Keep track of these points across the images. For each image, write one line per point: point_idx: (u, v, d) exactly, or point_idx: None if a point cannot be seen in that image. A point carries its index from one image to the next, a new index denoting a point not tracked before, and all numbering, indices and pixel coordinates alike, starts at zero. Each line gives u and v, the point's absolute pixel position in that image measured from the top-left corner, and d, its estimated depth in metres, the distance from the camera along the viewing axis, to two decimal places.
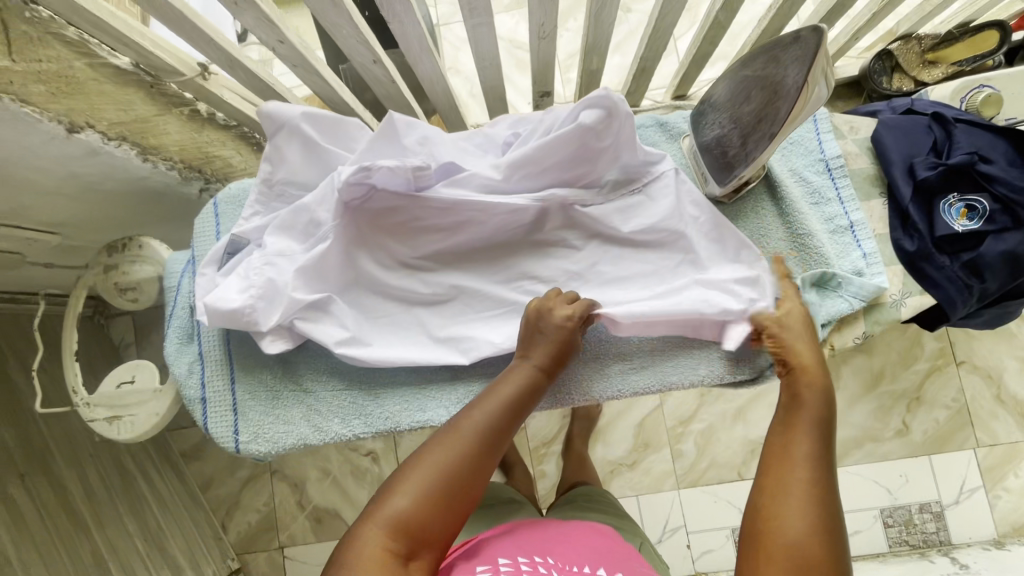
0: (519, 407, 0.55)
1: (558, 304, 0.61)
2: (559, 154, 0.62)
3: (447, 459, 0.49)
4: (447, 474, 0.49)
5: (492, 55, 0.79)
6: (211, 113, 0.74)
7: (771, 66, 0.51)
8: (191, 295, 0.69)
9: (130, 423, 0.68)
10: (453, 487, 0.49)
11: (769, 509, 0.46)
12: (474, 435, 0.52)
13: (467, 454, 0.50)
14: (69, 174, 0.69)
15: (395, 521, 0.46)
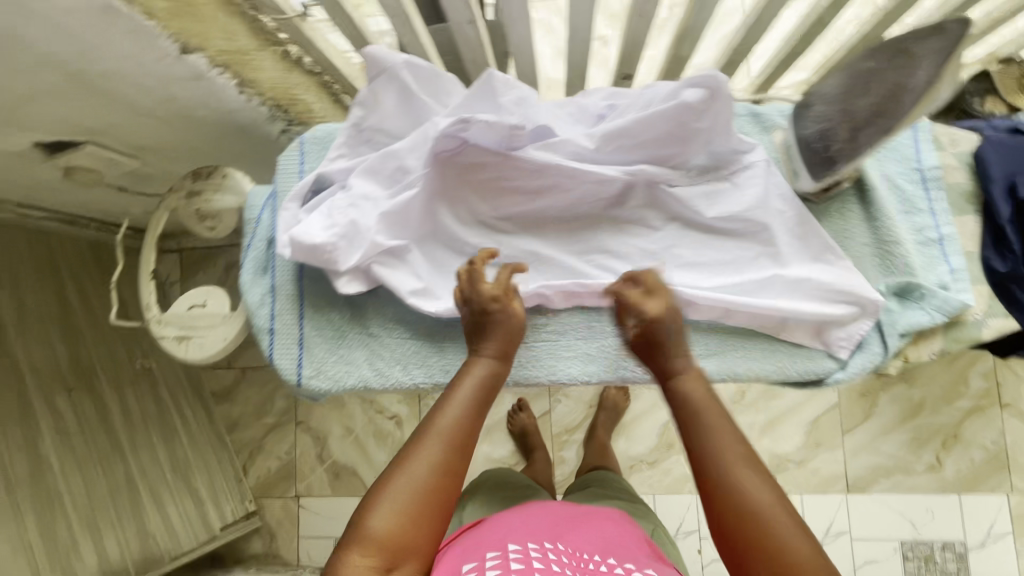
0: (480, 397, 0.57)
1: (471, 279, 0.62)
2: (656, 130, 0.62)
3: (418, 468, 0.52)
4: (423, 482, 0.52)
5: (586, 30, 0.79)
6: (299, 57, 0.76)
7: (899, 60, 0.52)
8: (271, 229, 0.71)
9: (200, 344, 0.71)
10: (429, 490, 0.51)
11: (746, 517, 0.49)
12: (444, 434, 0.54)
13: (439, 455, 0.53)
14: (168, 97, 0.71)
15: (374, 539, 0.49)
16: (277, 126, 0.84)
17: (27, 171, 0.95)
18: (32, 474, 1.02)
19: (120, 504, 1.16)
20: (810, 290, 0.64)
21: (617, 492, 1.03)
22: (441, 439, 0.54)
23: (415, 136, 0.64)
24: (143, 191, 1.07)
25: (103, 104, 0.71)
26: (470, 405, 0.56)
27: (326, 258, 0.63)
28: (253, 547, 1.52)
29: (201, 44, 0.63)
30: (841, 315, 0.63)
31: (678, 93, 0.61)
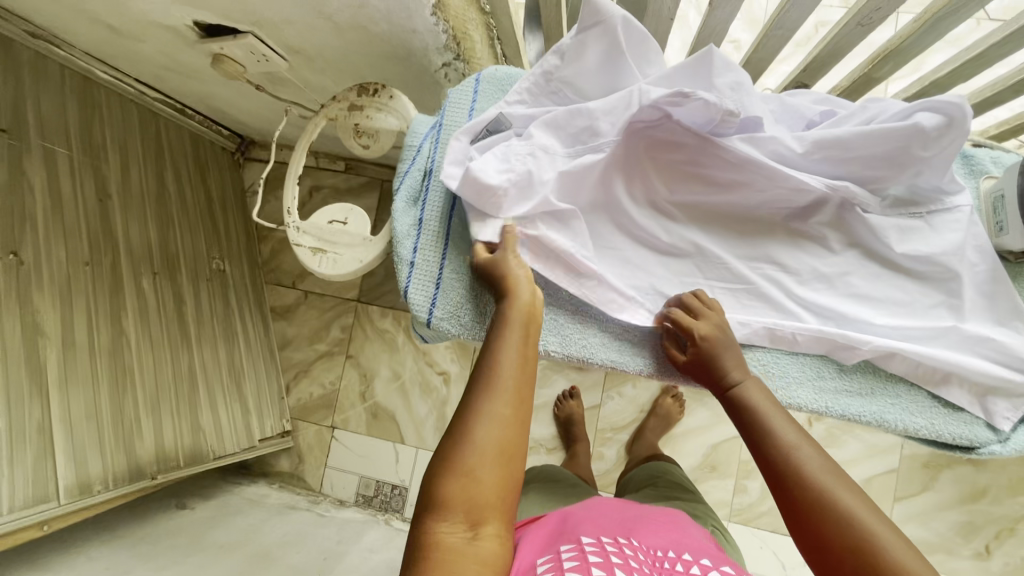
0: (525, 343, 0.55)
1: (699, 312, 0.61)
2: (873, 148, 0.58)
3: (480, 420, 0.50)
4: (485, 436, 0.50)
5: (792, 28, 0.74)
6: None
7: None
8: (429, 160, 0.69)
9: (335, 260, 0.69)
10: (497, 442, 0.50)
11: (820, 497, 0.48)
12: (504, 380, 0.52)
13: (500, 404, 0.51)
14: (359, 4, 0.68)
15: (443, 502, 0.47)
16: (442, 60, 0.81)
17: (176, 48, 0.94)
18: (112, 345, 1.03)
19: (180, 393, 1.17)
20: (989, 353, 0.60)
21: (675, 492, 0.97)
22: (501, 390, 0.52)
23: (613, 100, 0.61)
24: (273, 96, 1.06)
25: None
26: (521, 352, 0.54)
27: (493, 204, 0.60)
28: (280, 465, 1.54)
29: None
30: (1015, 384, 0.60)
31: (910, 114, 0.56)
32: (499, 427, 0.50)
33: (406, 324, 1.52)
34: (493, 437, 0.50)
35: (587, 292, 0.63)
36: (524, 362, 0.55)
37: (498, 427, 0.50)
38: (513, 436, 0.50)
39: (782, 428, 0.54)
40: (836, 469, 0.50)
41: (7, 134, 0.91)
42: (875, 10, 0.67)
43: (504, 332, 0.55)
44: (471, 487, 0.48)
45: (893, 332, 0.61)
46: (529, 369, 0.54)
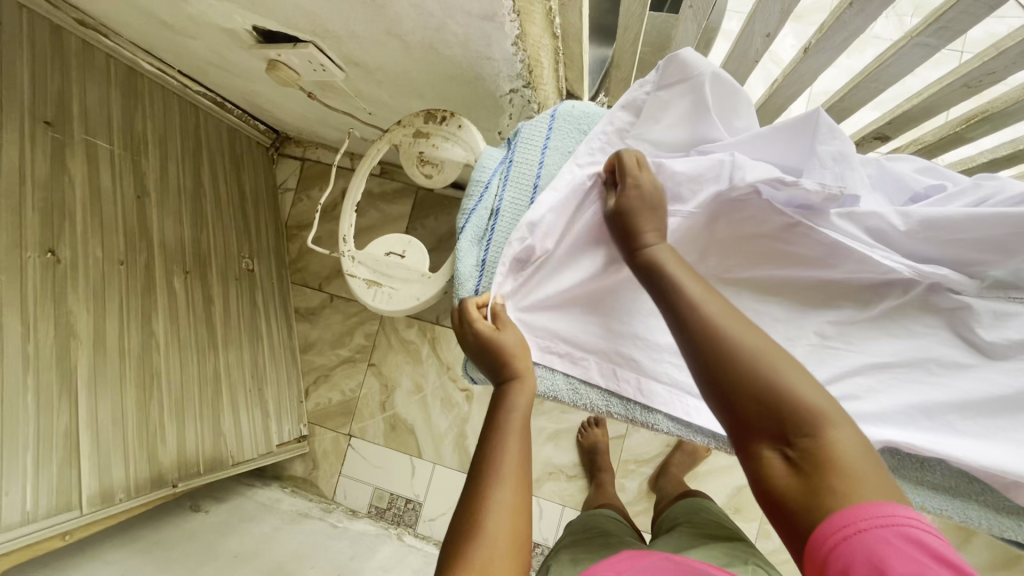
0: (528, 417, 0.54)
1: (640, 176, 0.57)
2: (982, 231, 0.53)
3: (488, 510, 0.47)
4: (495, 527, 0.46)
5: (888, 82, 0.70)
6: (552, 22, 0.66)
7: None
8: (497, 199, 0.65)
9: (390, 295, 0.66)
10: (509, 534, 0.46)
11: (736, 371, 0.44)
12: (507, 462, 0.50)
13: (507, 491, 0.48)
14: (437, 28, 0.65)
15: None
16: (509, 87, 0.78)
17: (230, 49, 0.92)
18: (140, 349, 1.00)
19: (204, 397, 1.14)
20: None
21: (714, 529, 0.92)
22: (503, 476, 0.49)
23: (703, 165, 0.58)
24: (322, 103, 1.03)
25: (369, 15, 0.66)
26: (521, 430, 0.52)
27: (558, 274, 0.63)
28: (294, 469, 1.52)
29: None
30: None
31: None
32: (509, 520, 0.47)
33: (432, 336, 1.49)
34: (503, 530, 0.46)
35: (652, 357, 0.62)
36: (524, 441, 0.53)
37: (507, 518, 0.47)
38: (524, 524, 0.47)
39: (689, 283, 0.50)
40: (740, 322, 0.46)
41: (52, 127, 0.88)
42: (989, 72, 0.62)
43: (506, 416, 0.54)
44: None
45: (982, 425, 0.57)
46: (529, 451, 0.52)
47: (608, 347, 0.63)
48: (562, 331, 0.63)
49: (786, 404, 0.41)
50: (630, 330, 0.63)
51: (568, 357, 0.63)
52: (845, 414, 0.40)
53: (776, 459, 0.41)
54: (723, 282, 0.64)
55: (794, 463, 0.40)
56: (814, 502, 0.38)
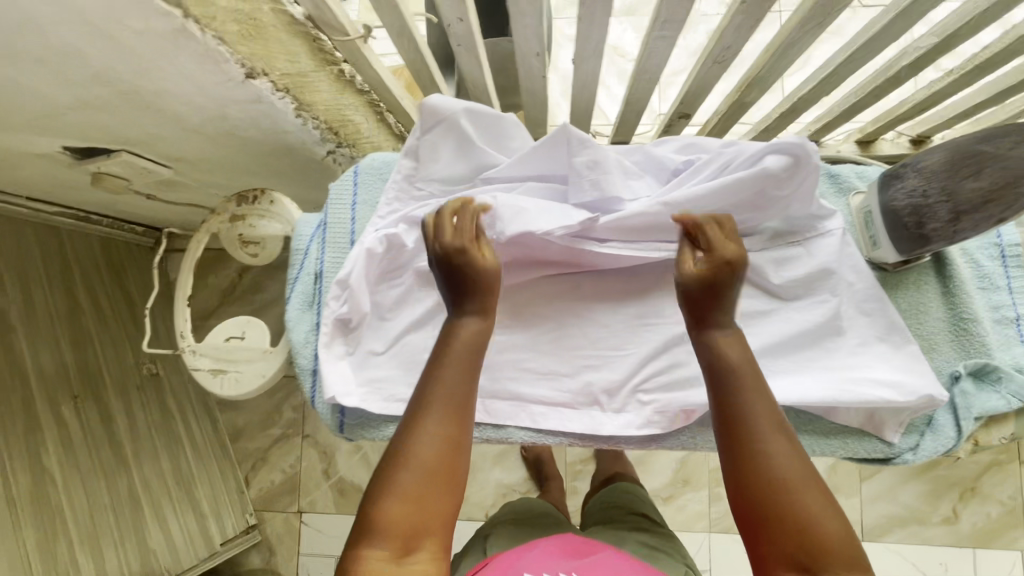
0: (477, 362, 0.54)
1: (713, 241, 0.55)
2: (730, 196, 0.59)
3: (419, 444, 0.49)
4: (426, 464, 0.49)
5: (656, 72, 0.76)
6: (352, 76, 0.74)
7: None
8: (318, 263, 0.67)
9: (236, 380, 0.67)
10: (435, 473, 0.49)
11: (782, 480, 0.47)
12: (445, 402, 0.51)
13: (440, 430, 0.50)
14: (220, 117, 0.66)
15: (377, 524, 0.47)
16: (324, 149, 0.81)
17: (53, 171, 0.91)
18: (33, 492, 0.97)
19: (122, 518, 1.13)
20: (880, 371, 0.60)
21: (647, 524, 0.95)
22: (441, 410, 0.50)
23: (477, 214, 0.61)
24: (167, 199, 1.03)
25: (152, 118, 0.67)
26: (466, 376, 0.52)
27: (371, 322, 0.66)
28: (251, 563, 1.47)
29: (264, 67, 0.59)
30: (915, 404, 0.59)
31: (761, 157, 0.58)
32: (436, 465, 0.49)
33: None
34: (432, 463, 0.49)
35: (491, 376, 0.65)
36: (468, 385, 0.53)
37: (435, 456, 0.49)
38: (454, 470, 0.49)
39: (754, 387, 0.51)
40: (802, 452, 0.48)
41: None
42: (726, 49, 0.69)
43: (452, 356, 0.53)
44: (409, 511, 0.47)
45: (793, 360, 0.62)
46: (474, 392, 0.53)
47: None
48: (401, 374, 0.65)
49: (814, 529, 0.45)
50: (511, 388, 0.64)
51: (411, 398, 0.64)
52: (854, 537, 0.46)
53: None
54: (542, 291, 0.67)
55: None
56: (807, 558, 0.45)
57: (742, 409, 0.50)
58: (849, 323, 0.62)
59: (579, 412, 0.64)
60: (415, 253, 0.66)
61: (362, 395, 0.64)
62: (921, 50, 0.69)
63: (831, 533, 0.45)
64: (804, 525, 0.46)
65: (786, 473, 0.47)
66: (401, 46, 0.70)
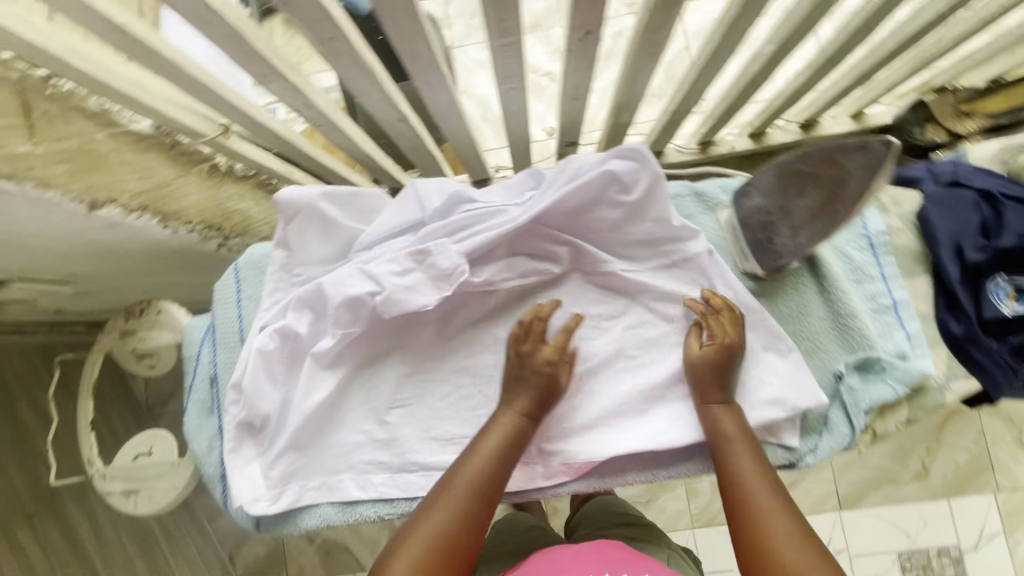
0: (502, 462, 0.57)
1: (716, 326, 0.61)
2: (584, 199, 0.62)
3: (432, 525, 0.52)
4: (434, 541, 0.51)
5: (521, 114, 0.77)
6: (228, 166, 0.75)
7: (828, 167, 0.50)
8: (211, 367, 0.67)
9: (150, 497, 0.67)
10: (445, 556, 0.51)
11: (764, 524, 0.51)
12: (466, 493, 0.54)
13: (454, 513, 0.53)
14: (87, 242, 0.66)
15: None
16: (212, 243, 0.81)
17: None
18: None
19: None
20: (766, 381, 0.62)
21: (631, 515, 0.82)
22: (457, 496, 0.54)
23: (355, 292, 0.60)
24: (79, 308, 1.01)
25: (18, 255, 0.66)
26: (494, 474, 0.56)
27: (271, 423, 0.64)
28: None
29: (113, 196, 0.61)
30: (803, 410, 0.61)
31: (604, 162, 0.61)
32: (446, 547, 0.51)
33: None
34: (438, 542, 0.51)
35: (399, 450, 0.65)
36: (492, 482, 0.56)
37: (447, 533, 0.52)
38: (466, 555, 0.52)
39: (741, 443, 0.57)
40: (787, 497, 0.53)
41: None
42: (577, 86, 0.70)
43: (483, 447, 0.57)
44: None
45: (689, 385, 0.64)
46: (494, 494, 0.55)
47: (353, 459, 0.65)
48: (306, 461, 0.65)
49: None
50: (418, 458, 0.65)
51: (323, 486, 0.64)
52: None
53: None
54: (434, 357, 0.67)
55: None
56: None
57: (732, 461, 0.56)
58: (734, 339, 0.64)
59: None
60: (311, 337, 0.65)
61: (272, 497, 0.63)
62: (767, 55, 0.70)
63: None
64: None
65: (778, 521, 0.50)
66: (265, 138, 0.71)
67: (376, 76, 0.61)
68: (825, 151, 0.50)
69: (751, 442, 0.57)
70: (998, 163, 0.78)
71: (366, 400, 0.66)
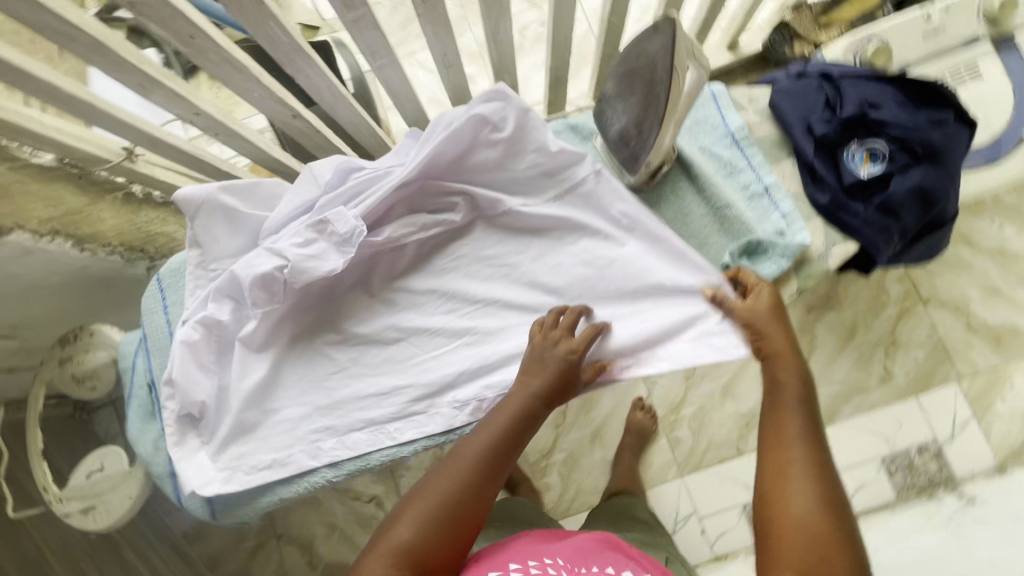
0: (520, 433, 0.54)
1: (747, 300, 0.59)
2: (461, 146, 0.67)
3: (456, 489, 0.48)
4: (455, 501, 0.48)
5: (407, 93, 0.82)
6: (145, 194, 0.78)
7: (643, 57, 0.56)
8: (148, 373, 0.70)
9: (107, 510, 0.69)
10: (462, 521, 0.47)
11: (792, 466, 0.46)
12: (488, 462, 0.51)
13: (480, 485, 0.49)
14: (9, 278, 0.69)
15: (400, 549, 0.45)
16: (142, 267, 0.87)
17: None
18: None
19: None
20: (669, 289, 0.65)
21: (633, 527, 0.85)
22: (481, 461, 0.50)
23: (262, 270, 0.63)
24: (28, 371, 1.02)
25: None
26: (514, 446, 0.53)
27: (210, 412, 0.67)
28: None
29: (21, 221, 0.65)
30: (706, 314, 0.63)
31: (472, 107, 0.65)
32: (467, 512, 0.48)
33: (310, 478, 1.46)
34: (456, 504, 0.48)
35: (342, 413, 0.67)
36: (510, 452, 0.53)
37: (470, 502, 0.48)
38: (481, 523, 0.48)
39: (789, 387, 0.51)
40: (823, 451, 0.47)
41: None
42: (446, 54, 0.75)
43: (506, 420, 0.54)
44: (429, 543, 0.46)
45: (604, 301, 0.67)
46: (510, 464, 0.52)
47: (297, 431, 0.67)
48: (250, 444, 0.67)
49: (808, 534, 0.42)
50: (357, 418, 0.67)
51: (274, 463, 0.66)
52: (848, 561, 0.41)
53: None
54: (357, 323, 0.69)
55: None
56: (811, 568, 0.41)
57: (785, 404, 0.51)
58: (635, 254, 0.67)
59: (430, 415, 0.66)
60: (236, 324, 0.68)
61: (222, 478, 0.65)
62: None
63: (820, 537, 0.42)
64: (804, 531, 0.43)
65: (804, 470, 0.46)
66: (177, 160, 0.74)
67: (252, 71, 0.66)
68: (640, 55, 0.56)
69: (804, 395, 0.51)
70: (850, 56, 0.86)
71: (302, 374, 0.69)
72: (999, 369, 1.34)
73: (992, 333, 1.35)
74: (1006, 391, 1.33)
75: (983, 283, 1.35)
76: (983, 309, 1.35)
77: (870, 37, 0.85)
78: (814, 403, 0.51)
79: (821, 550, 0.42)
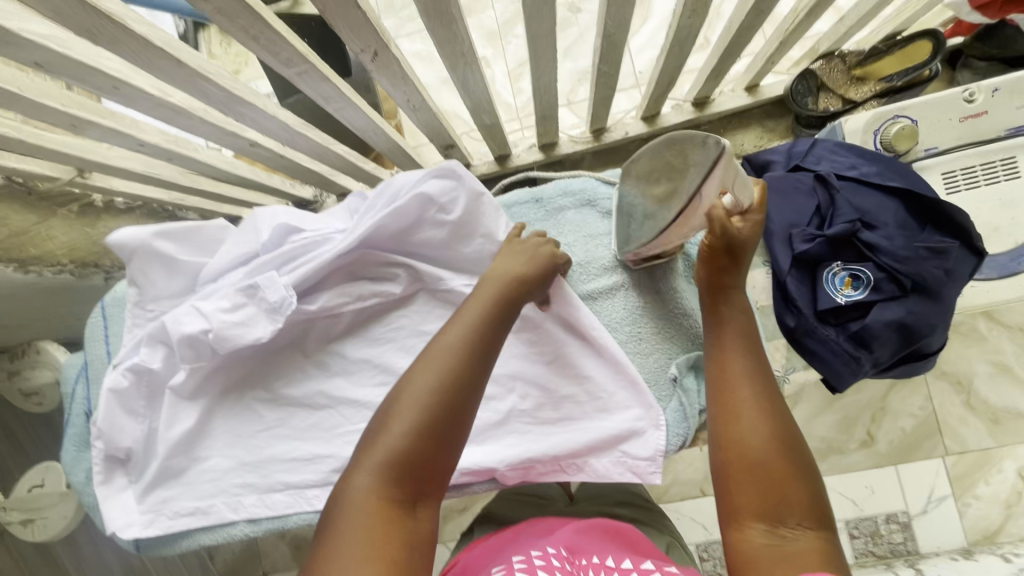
0: (495, 319, 0.51)
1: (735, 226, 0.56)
2: (406, 220, 0.63)
3: (436, 383, 0.46)
4: (435, 399, 0.46)
5: (371, 128, 0.76)
6: (108, 203, 0.77)
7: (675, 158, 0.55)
8: (86, 403, 0.71)
9: (43, 526, 0.72)
10: (448, 408, 0.46)
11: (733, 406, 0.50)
12: (460, 348, 0.48)
13: (457, 374, 0.47)
14: None
15: (390, 455, 0.44)
16: (100, 276, 0.88)
17: None
18: None
19: None
20: (605, 397, 0.63)
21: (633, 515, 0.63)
22: (452, 352, 0.48)
23: (186, 332, 0.62)
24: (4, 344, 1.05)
25: None
26: (489, 327, 0.50)
27: (138, 453, 0.67)
28: None
29: None
30: (634, 433, 0.62)
31: (419, 182, 0.61)
32: (451, 396, 0.46)
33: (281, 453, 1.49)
34: (438, 398, 0.46)
35: (265, 473, 0.67)
36: (485, 333, 0.50)
37: (450, 393, 0.46)
38: (470, 410, 0.47)
39: (727, 337, 0.54)
40: (766, 384, 0.51)
41: None
42: (409, 100, 0.69)
43: (474, 308, 0.51)
44: (419, 444, 0.44)
45: (537, 396, 0.65)
46: (489, 345, 0.50)
47: (221, 484, 0.67)
48: (174, 489, 0.67)
49: (765, 463, 0.47)
50: (278, 480, 0.67)
51: (196, 511, 0.67)
52: (801, 475, 0.46)
53: (756, 531, 0.45)
54: (291, 384, 0.69)
55: (774, 525, 0.45)
56: (774, 513, 0.45)
57: (727, 359, 0.53)
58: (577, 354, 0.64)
59: None
60: (167, 371, 0.67)
61: (145, 521, 0.66)
62: (602, 46, 0.69)
63: (773, 459, 0.47)
64: (757, 468, 0.47)
65: (748, 414, 0.49)
66: (132, 181, 0.72)
67: (193, 112, 0.60)
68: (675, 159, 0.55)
69: (745, 348, 0.53)
70: (871, 134, 0.77)
71: (232, 428, 0.68)
72: (990, 451, 1.16)
73: (992, 412, 1.17)
74: (991, 474, 1.15)
75: (994, 360, 1.17)
76: (988, 387, 1.18)
77: (899, 114, 0.75)
78: (756, 333, 0.54)
79: (775, 481, 0.46)
